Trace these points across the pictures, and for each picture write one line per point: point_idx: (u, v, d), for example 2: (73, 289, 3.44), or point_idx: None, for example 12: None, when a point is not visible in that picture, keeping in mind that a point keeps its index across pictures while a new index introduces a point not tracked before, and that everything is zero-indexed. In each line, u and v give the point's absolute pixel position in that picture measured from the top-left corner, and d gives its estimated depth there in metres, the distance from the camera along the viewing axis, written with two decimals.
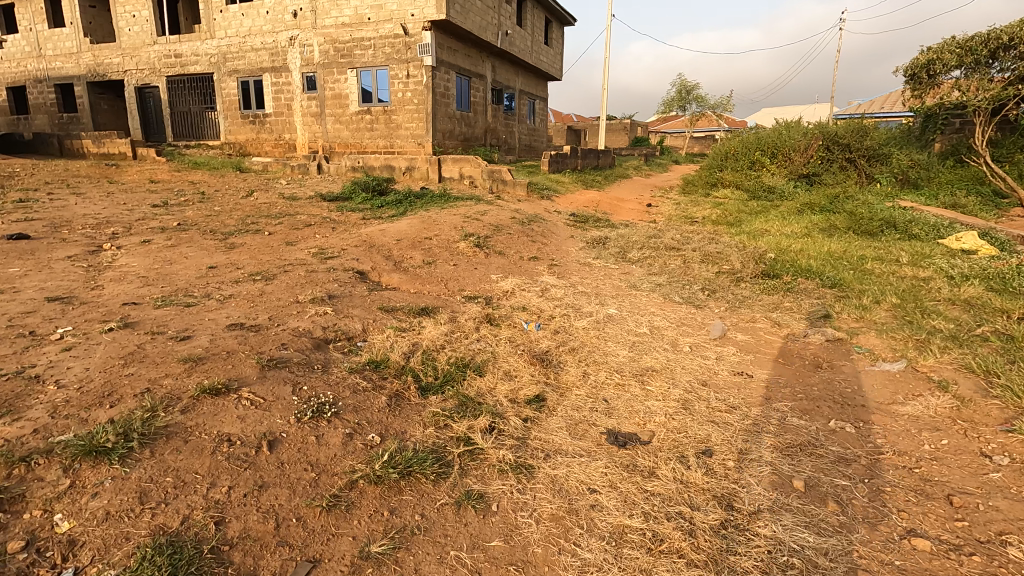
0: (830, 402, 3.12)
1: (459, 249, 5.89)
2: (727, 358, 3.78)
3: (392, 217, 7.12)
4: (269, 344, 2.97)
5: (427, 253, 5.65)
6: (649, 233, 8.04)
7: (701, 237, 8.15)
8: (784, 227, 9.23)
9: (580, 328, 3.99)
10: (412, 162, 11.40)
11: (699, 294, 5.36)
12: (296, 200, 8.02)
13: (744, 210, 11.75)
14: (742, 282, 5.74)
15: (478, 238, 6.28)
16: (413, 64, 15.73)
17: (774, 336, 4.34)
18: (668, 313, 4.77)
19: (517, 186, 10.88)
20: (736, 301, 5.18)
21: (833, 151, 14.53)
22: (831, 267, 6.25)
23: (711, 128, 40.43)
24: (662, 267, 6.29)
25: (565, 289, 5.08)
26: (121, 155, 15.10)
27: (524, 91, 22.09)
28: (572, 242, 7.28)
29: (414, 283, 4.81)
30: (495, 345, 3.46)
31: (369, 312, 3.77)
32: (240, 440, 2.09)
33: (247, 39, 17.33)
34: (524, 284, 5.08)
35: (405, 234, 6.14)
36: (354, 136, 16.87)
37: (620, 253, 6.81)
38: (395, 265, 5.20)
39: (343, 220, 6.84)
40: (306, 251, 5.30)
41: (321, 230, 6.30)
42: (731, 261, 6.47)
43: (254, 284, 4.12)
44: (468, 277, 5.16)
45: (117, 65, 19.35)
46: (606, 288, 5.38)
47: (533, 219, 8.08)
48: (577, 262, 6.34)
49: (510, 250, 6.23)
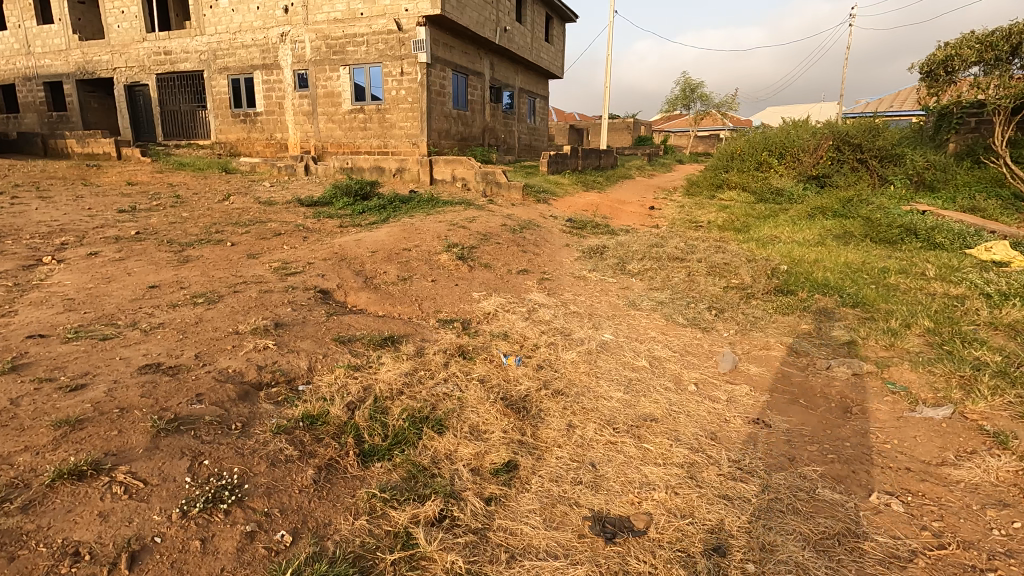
0: (869, 464, 2.55)
1: (440, 262, 5.34)
2: (740, 401, 3.21)
3: (372, 225, 6.59)
4: (181, 395, 2.43)
5: (404, 266, 5.10)
6: (650, 241, 7.49)
7: (706, 245, 7.60)
8: (795, 234, 8.66)
9: (568, 362, 3.44)
10: (402, 163, 10.86)
11: (704, 314, 4.81)
12: (272, 205, 7.49)
13: (752, 214, 11.18)
14: (753, 299, 5.18)
15: (462, 249, 5.75)
16: (407, 61, 15.22)
17: (793, 368, 3.78)
18: (670, 338, 4.20)
19: (512, 189, 10.33)
20: (746, 323, 4.62)
21: (843, 151, 13.94)
22: (850, 282, 5.68)
23: (715, 128, 39.80)
24: (664, 281, 5.75)
25: (555, 310, 4.53)
26: (105, 155, 14.61)
27: (524, 89, 21.52)
28: (567, 251, 6.75)
29: (384, 303, 4.27)
30: (465, 388, 2.91)
31: (320, 345, 3.22)
32: (92, 554, 1.55)
33: (237, 36, 16.83)
34: (510, 304, 4.53)
35: (381, 245, 5.59)
36: (347, 136, 16.35)
37: (618, 264, 6.26)
38: (366, 282, 4.66)
39: (318, 229, 6.31)
40: (266, 266, 4.75)
41: (292, 240, 5.76)
42: (739, 273, 5.92)
43: (193, 309, 3.58)
44: (446, 296, 4.60)
45: (106, 63, 18.86)
46: (601, 307, 4.83)
47: (526, 226, 7.53)
48: (571, 275, 5.79)
49: (497, 263, 5.69)
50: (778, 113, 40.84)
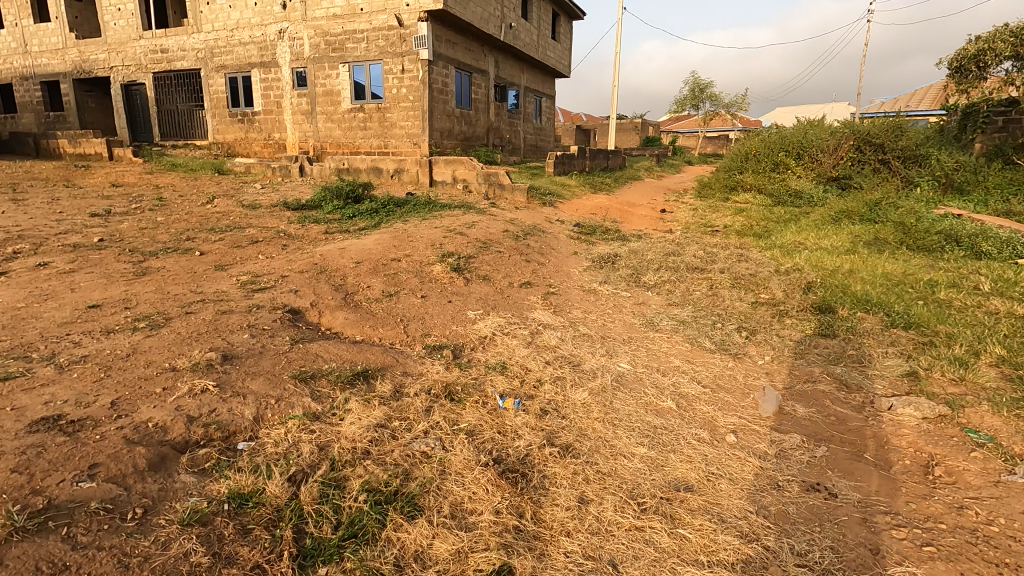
0: (978, 561, 1.92)
1: (433, 275, 4.75)
2: (792, 456, 2.59)
3: (362, 231, 6.01)
4: (68, 466, 1.83)
5: (392, 279, 4.51)
6: (665, 248, 6.87)
7: (726, 253, 6.97)
8: (821, 241, 8.01)
9: (578, 404, 2.84)
10: (400, 163, 10.31)
11: (734, 336, 4.19)
12: (256, 209, 6.93)
13: (770, 218, 10.53)
14: (787, 318, 4.56)
15: (458, 259, 5.15)
16: (409, 58, 14.67)
17: (848, 409, 3.16)
18: (697, 368, 3.58)
19: (516, 191, 9.74)
20: (785, 349, 4.00)
21: (864, 151, 13.23)
22: (896, 297, 5.04)
23: (725, 128, 39.09)
24: (684, 295, 5.15)
25: (563, 333, 3.92)
26: (96, 156, 14.16)
27: (529, 89, 20.92)
28: (574, 260, 6.15)
29: (365, 325, 3.67)
30: (449, 448, 2.31)
31: (275, 385, 2.63)
32: None
33: (234, 33, 16.34)
34: (510, 324, 3.94)
35: (367, 255, 5.00)
36: (346, 136, 15.80)
37: (632, 275, 5.64)
38: (346, 299, 4.06)
39: (301, 236, 5.73)
40: (234, 281, 4.18)
41: (270, 249, 5.18)
42: (767, 287, 5.31)
43: (131, 336, 3.00)
44: (436, 315, 4.00)
45: (103, 62, 18.43)
46: (616, 328, 4.21)
47: (531, 231, 6.92)
48: (580, 289, 5.19)
49: (497, 275, 5.08)
50: (791, 113, 39.95)
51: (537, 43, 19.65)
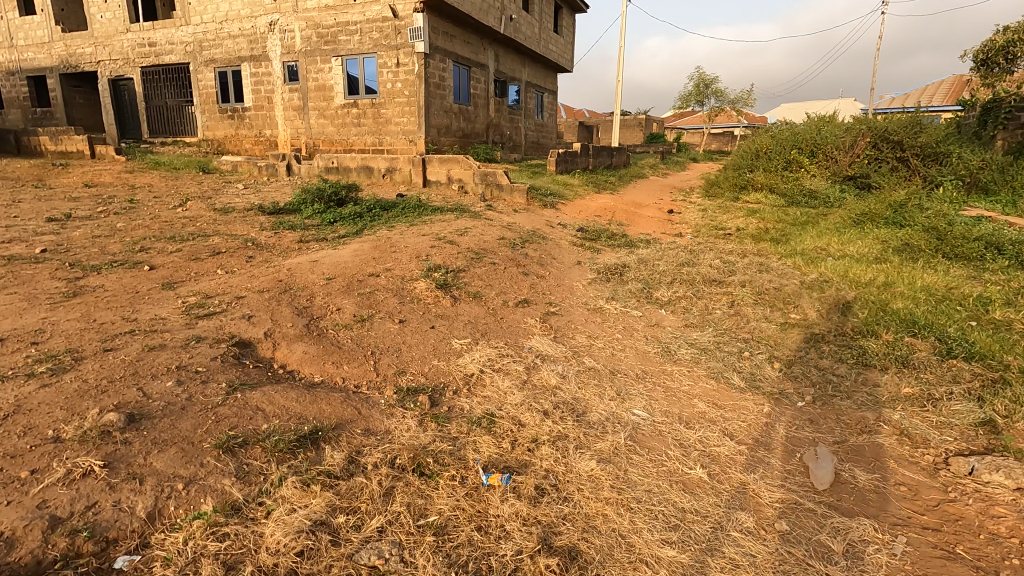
0: None
1: (416, 293, 4.14)
2: (866, 557, 1.97)
3: (341, 239, 5.39)
4: None
5: (367, 300, 3.91)
6: (677, 256, 6.24)
7: (744, 262, 6.34)
8: (845, 247, 7.38)
9: (583, 477, 2.22)
10: (392, 162, 9.71)
11: (766, 369, 3.56)
12: (228, 213, 6.32)
13: (785, 220, 9.89)
14: (824, 346, 3.93)
15: (446, 274, 4.53)
16: (404, 51, 14.02)
17: (919, 475, 2.54)
18: (728, 416, 2.96)
19: (514, 192, 9.11)
20: (826, 386, 3.39)
21: (882, 149, 12.56)
22: (946, 317, 4.41)
23: (731, 124, 38.28)
24: (702, 314, 4.54)
25: (564, 367, 3.30)
26: (78, 154, 13.58)
27: (531, 84, 20.26)
28: (578, 271, 5.54)
29: (326, 361, 3.06)
30: (409, 562, 1.71)
31: (187, 459, 2.01)
32: None
33: (224, 25, 15.70)
34: (502, 357, 3.33)
35: (342, 269, 4.39)
36: (339, 132, 15.17)
37: (642, 290, 5.02)
38: (309, 326, 3.44)
39: (272, 245, 5.11)
40: (178, 304, 3.56)
41: (232, 261, 4.57)
42: (796, 305, 4.70)
43: (20, 385, 2.39)
44: (414, 345, 3.38)
45: (90, 56, 17.81)
46: (627, 359, 3.58)
47: (529, 238, 6.31)
48: (583, 307, 4.57)
49: (490, 292, 4.46)
50: (801, 109, 39.08)
51: (538, 35, 18.95)
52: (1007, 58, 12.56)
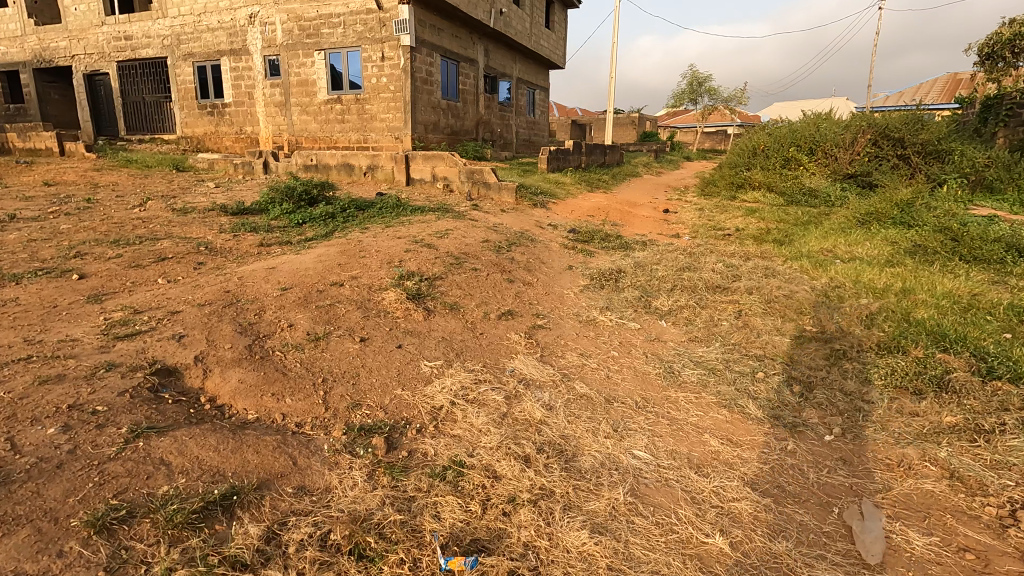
0: None
1: (385, 305, 3.64)
2: None
3: (307, 242, 4.87)
4: None
5: (326, 314, 3.40)
6: (676, 260, 5.76)
7: (749, 267, 5.89)
8: (852, 249, 6.94)
9: (571, 557, 1.74)
10: (374, 159, 9.20)
11: (784, 394, 3.08)
12: (187, 213, 5.78)
13: (786, 220, 9.46)
14: (847, 364, 3.47)
15: (420, 282, 4.03)
16: (389, 44, 13.47)
17: (984, 536, 2.06)
18: (747, 457, 2.47)
19: (502, 191, 8.60)
20: (855, 414, 2.92)
21: (882, 146, 12.18)
22: (977, 328, 3.95)
23: (725, 123, 37.95)
24: (707, 327, 4.08)
25: (551, 397, 2.81)
26: (47, 151, 12.92)
27: (522, 80, 19.78)
28: (568, 277, 5.05)
29: (264, 392, 2.54)
30: None
31: (40, 547, 1.51)
32: None
33: (202, 18, 15.08)
34: (479, 383, 2.84)
35: (302, 276, 3.88)
36: (323, 129, 14.60)
37: (639, 298, 4.54)
38: (252, 347, 2.92)
39: (228, 250, 4.58)
40: (98, 321, 3.04)
41: (178, 269, 4.03)
42: (809, 314, 4.25)
43: None
44: (375, 370, 2.87)
45: (64, 50, 17.13)
46: (625, 384, 3.10)
47: (516, 240, 5.81)
48: (574, 319, 4.08)
49: (469, 303, 3.95)
50: (798, 108, 38.72)
51: (530, 30, 18.45)
52: (1010, 53, 12.19)
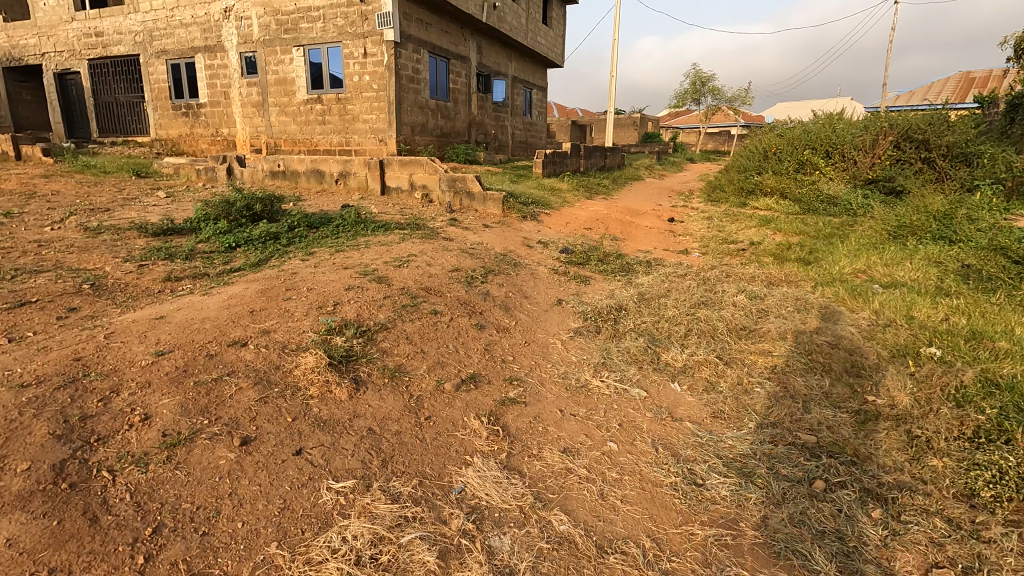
0: None
1: (298, 377, 2.64)
2: None
3: (228, 276, 3.89)
4: None
5: (208, 397, 2.41)
6: (689, 290, 4.78)
7: (776, 297, 4.92)
8: (891, 272, 5.97)
9: None
10: (346, 165, 8.23)
11: (861, 529, 2.09)
12: (100, 234, 4.79)
13: (807, 232, 8.49)
14: (935, 464, 2.47)
15: (353, 336, 3.04)
16: (371, 39, 12.50)
17: None
18: None
19: (488, 201, 7.64)
20: (974, 568, 1.93)
21: (905, 149, 11.18)
22: None
23: (727, 124, 37.00)
24: (734, 394, 3.09)
25: (511, 553, 1.83)
26: (3, 156, 11.95)
27: (518, 79, 18.79)
28: (557, 316, 4.08)
29: (37, 570, 1.56)
30: None
31: None
32: None
33: (175, 12, 14.10)
34: (402, 529, 1.85)
35: (194, 332, 2.89)
36: (302, 131, 13.64)
37: (645, 349, 3.55)
38: (65, 466, 1.93)
39: (123, 287, 3.61)
40: None
41: (35, 318, 3.05)
42: (868, 375, 3.27)
43: None
44: (246, 505, 1.89)
45: (33, 47, 16.16)
46: (627, 512, 2.10)
47: (495, 266, 4.82)
48: (559, 384, 3.08)
49: (418, 366, 2.95)
50: (804, 108, 37.60)
51: (526, 27, 17.46)
52: None
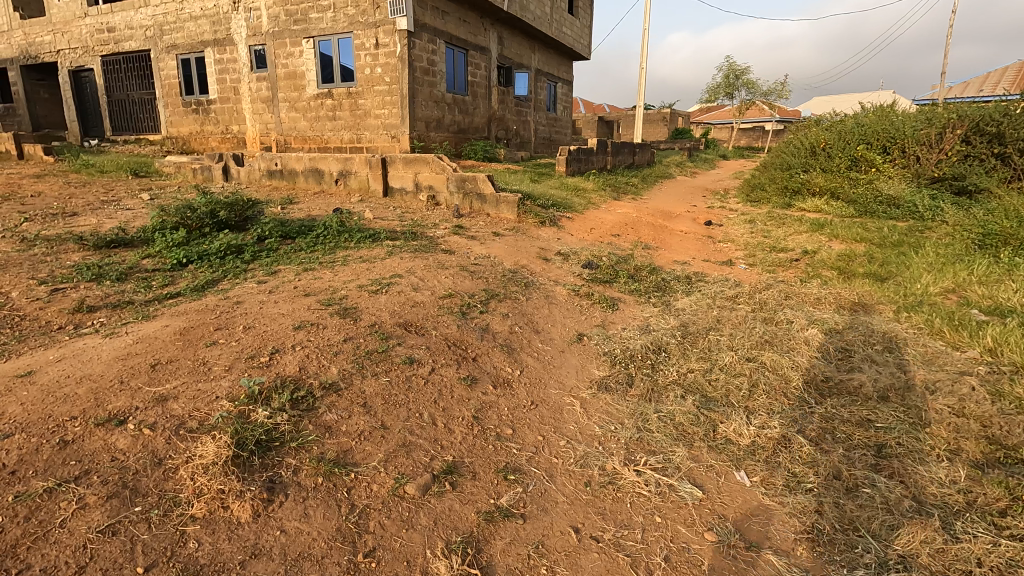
0: None
1: (181, 484, 1.77)
2: None
3: (156, 305, 3.06)
4: None
5: (24, 526, 1.55)
6: (746, 320, 3.78)
7: (857, 329, 3.86)
8: (992, 293, 4.84)
9: None
10: (346, 163, 7.42)
11: None
12: (34, 247, 4.03)
13: (870, 240, 7.32)
14: None
15: (285, 407, 2.16)
16: (384, 29, 11.69)
17: None
18: None
19: (502, 204, 6.74)
20: None
21: (975, 143, 9.84)
22: None
23: (761, 119, 35.25)
24: (831, 499, 2.11)
25: None
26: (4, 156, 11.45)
27: (541, 72, 17.78)
28: (577, 360, 3.14)
29: None
30: None
31: None
32: None
33: (184, 5, 13.53)
34: None
35: (56, 403, 2.04)
36: (313, 128, 12.95)
37: (696, 417, 2.59)
38: None
39: (14, 323, 2.80)
40: None
41: None
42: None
43: None
44: None
45: (48, 44, 15.83)
46: None
47: (500, 288, 3.91)
48: (577, 480, 2.15)
49: (372, 454, 2.06)
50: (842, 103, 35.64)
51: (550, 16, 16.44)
52: None
